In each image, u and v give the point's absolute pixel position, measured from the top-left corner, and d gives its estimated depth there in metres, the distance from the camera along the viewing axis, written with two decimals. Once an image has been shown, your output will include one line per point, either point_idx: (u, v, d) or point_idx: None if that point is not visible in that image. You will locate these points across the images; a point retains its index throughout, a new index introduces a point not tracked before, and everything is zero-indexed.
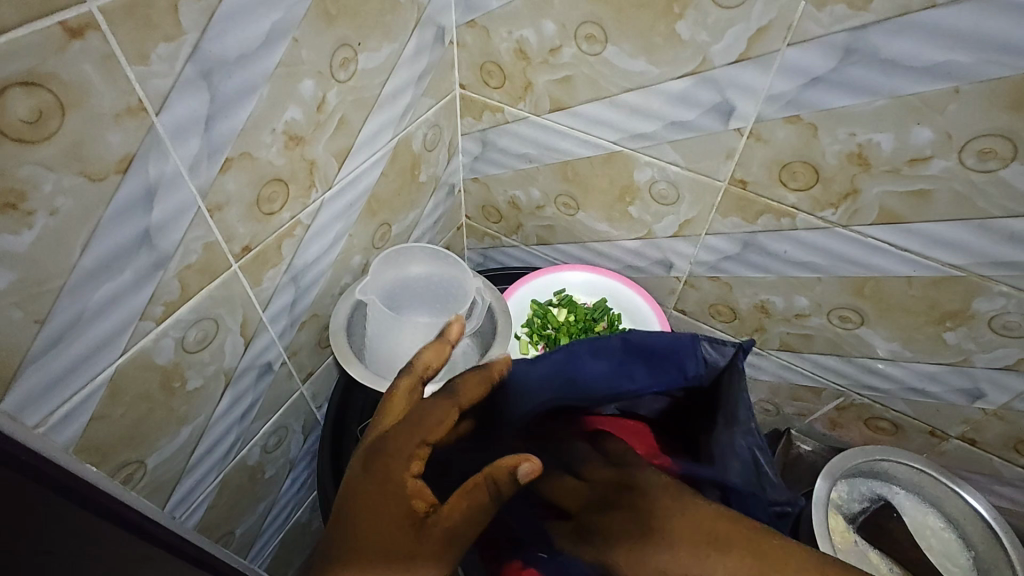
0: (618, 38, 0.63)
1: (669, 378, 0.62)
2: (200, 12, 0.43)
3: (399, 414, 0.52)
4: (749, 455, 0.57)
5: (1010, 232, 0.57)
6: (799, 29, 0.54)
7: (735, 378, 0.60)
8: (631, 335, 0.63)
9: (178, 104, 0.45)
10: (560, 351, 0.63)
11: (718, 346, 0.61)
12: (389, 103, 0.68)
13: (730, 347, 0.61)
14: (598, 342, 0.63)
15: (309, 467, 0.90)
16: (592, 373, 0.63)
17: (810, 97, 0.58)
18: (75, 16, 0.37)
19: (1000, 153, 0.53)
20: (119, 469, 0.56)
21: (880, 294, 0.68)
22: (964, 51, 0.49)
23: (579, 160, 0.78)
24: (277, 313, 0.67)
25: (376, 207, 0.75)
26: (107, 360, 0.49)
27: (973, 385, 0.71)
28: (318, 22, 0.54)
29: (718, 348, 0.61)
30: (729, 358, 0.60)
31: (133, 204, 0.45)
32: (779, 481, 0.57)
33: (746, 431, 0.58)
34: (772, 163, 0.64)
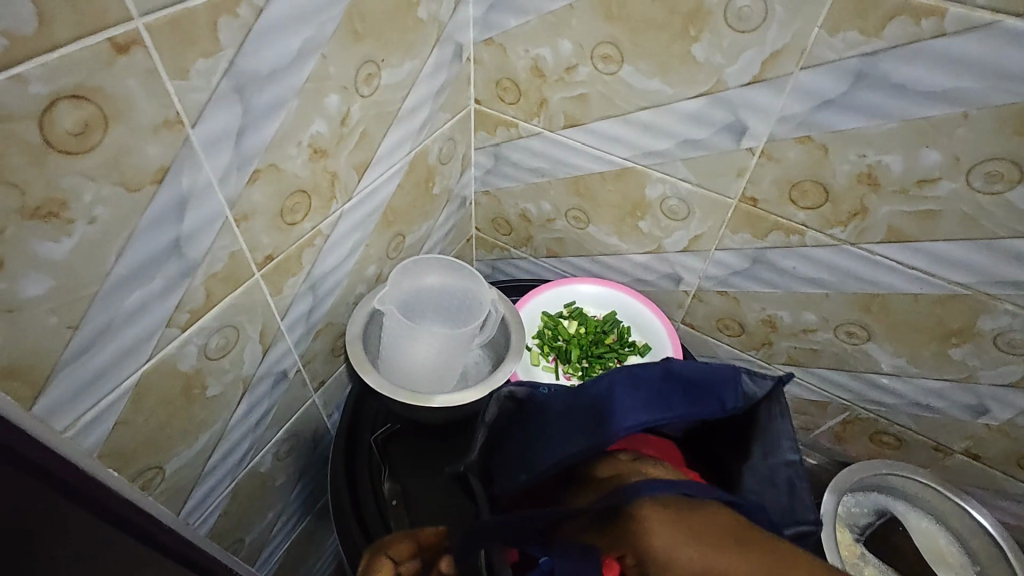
0: (634, 58, 0.65)
1: (712, 409, 0.60)
2: (238, 29, 0.44)
3: None
4: (786, 483, 0.59)
5: (1014, 251, 0.58)
6: (812, 53, 0.56)
7: (776, 411, 0.60)
8: (673, 366, 0.60)
9: (213, 117, 0.46)
10: (600, 381, 0.58)
11: (758, 379, 0.62)
12: (409, 117, 0.70)
13: (770, 379, 0.61)
14: (638, 372, 0.58)
15: (317, 476, 0.90)
16: (634, 404, 0.56)
17: (822, 118, 0.59)
18: (123, 32, 0.38)
19: (1006, 176, 0.54)
20: (138, 475, 0.56)
21: (887, 311, 0.70)
22: (973, 77, 0.51)
23: (591, 175, 0.79)
24: (295, 321, 0.68)
25: (391, 218, 0.76)
26: (133, 366, 0.50)
27: (977, 401, 0.72)
28: (345, 39, 0.55)
29: (759, 381, 0.62)
30: (768, 391, 0.61)
31: (167, 213, 0.46)
32: (812, 503, 0.59)
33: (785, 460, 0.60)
34: (783, 181, 0.65)
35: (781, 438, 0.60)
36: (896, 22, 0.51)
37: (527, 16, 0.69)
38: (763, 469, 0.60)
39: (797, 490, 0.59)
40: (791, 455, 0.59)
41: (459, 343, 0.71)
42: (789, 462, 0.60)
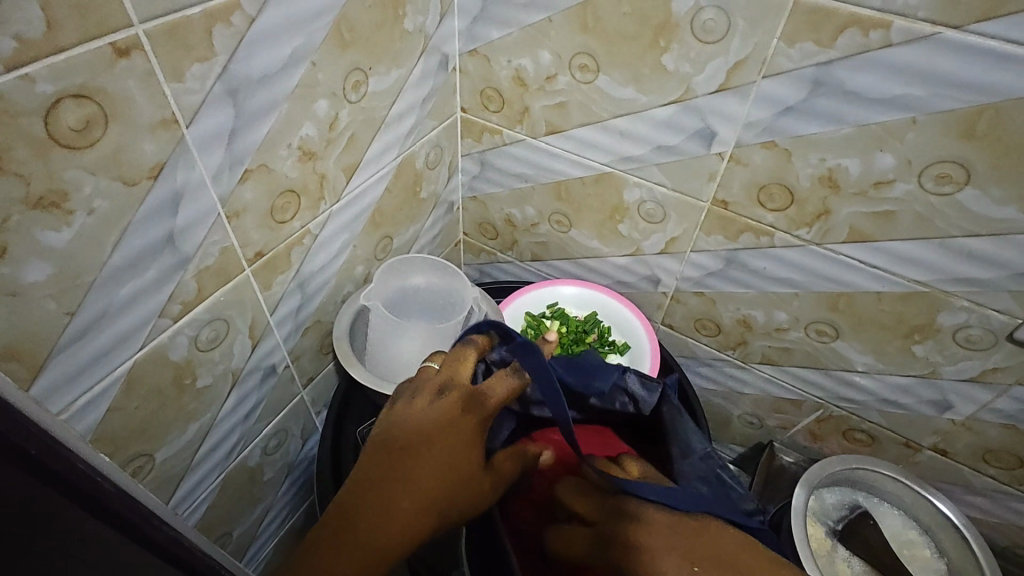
0: (609, 68, 0.69)
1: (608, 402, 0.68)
2: (231, 37, 0.48)
3: (433, 427, 0.55)
4: (714, 475, 0.61)
5: (968, 250, 0.61)
6: (773, 63, 0.59)
7: (675, 411, 0.66)
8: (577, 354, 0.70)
9: (206, 118, 0.49)
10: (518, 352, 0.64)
11: (646, 383, 0.67)
12: (396, 122, 0.73)
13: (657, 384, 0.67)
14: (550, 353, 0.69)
15: (305, 473, 0.92)
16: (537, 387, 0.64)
17: (783, 124, 0.63)
18: (124, 37, 0.41)
19: (955, 178, 0.58)
20: (130, 462, 0.58)
21: (854, 308, 0.73)
22: (920, 85, 0.54)
23: (572, 180, 0.83)
24: (284, 318, 0.71)
25: (379, 220, 0.79)
26: (127, 354, 0.53)
27: (942, 397, 0.74)
28: (334, 48, 0.59)
29: (646, 384, 0.67)
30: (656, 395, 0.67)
31: (161, 208, 0.49)
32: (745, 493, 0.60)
33: (704, 455, 0.62)
34: (751, 185, 0.69)
35: (689, 437, 0.63)
36: (847, 34, 0.54)
37: (509, 28, 0.73)
38: (688, 469, 0.61)
39: (725, 481, 0.60)
40: (703, 447, 0.63)
41: (443, 338, 0.74)
42: (704, 454, 0.62)
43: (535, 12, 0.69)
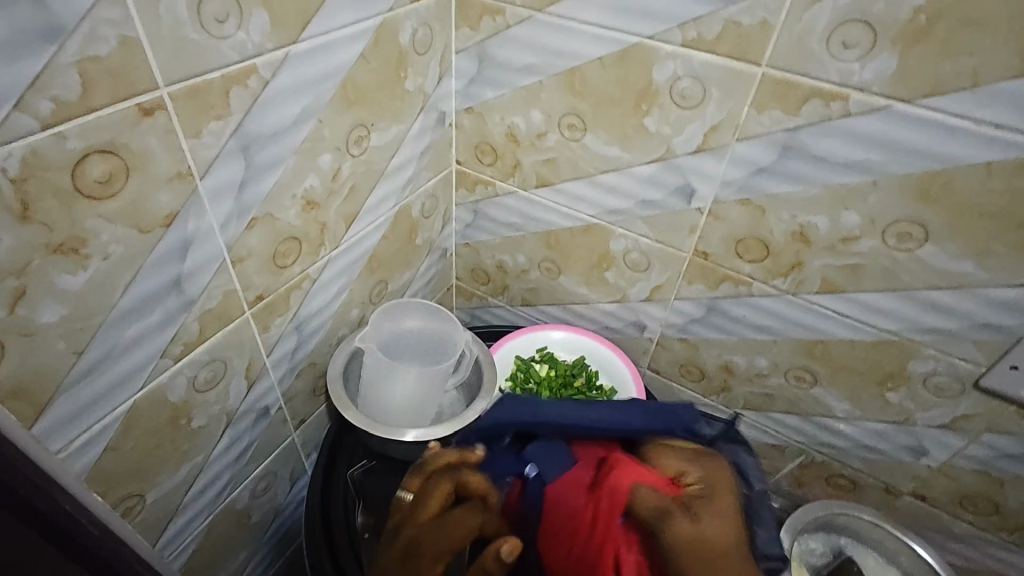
0: (596, 127, 0.74)
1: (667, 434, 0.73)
2: (246, 98, 0.52)
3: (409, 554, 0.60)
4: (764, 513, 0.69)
5: (932, 301, 0.65)
6: (745, 127, 0.65)
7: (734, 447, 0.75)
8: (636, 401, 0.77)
9: (218, 171, 0.52)
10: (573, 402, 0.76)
11: (712, 422, 0.78)
12: (395, 174, 0.77)
13: (720, 424, 0.79)
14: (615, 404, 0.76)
15: (291, 518, 0.92)
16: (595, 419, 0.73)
17: (757, 183, 0.68)
18: (149, 99, 0.45)
19: (914, 235, 0.62)
20: (121, 502, 0.59)
21: (829, 355, 0.76)
22: (878, 151, 0.59)
23: (561, 230, 0.87)
24: (279, 359, 0.72)
25: (375, 265, 0.82)
26: (127, 394, 0.54)
27: (917, 443, 0.77)
28: (339, 106, 0.63)
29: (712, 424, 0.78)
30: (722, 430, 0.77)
31: (171, 254, 0.52)
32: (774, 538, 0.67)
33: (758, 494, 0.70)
34: (729, 238, 0.73)
35: (753, 468, 0.73)
36: (811, 104, 0.60)
37: (503, 89, 0.78)
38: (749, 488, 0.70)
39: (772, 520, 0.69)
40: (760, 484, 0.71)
41: (436, 382, 0.76)
42: (759, 489, 0.71)
43: (528, 76, 0.75)
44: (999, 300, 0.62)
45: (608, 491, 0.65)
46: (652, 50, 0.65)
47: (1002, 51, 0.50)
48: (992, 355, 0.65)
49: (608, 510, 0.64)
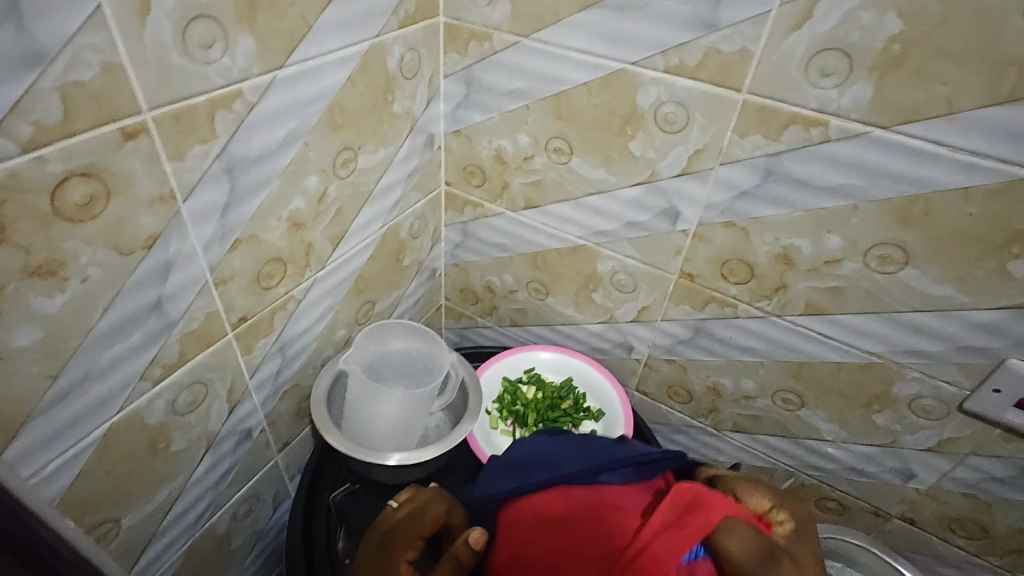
0: (581, 150, 0.75)
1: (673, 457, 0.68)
2: (232, 121, 0.52)
3: (387, 533, 0.61)
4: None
5: (914, 324, 0.65)
6: (727, 152, 0.65)
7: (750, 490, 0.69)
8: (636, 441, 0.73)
9: (201, 194, 0.52)
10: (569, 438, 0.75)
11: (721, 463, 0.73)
12: (382, 196, 0.77)
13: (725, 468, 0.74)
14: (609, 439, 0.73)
15: (273, 542, 0.90)
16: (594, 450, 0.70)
17: (740, 206, 0.68)
18: (132, 122, 0.45)
19: (895, 258, 0.62)
20: (95, 529, 0.57)
21: (815, 377, 0.76)
22: (858, 176, 0.60)
23: (548, 251, 0.87)
24: (262, 381, 0.72)
25: (362, 285, 0.82)
26: (104, 418, 0.53)
27: (905, 466, 0.76)
28: (326, 129, 0.63)
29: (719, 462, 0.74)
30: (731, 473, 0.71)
31: (153, 276, 0.52)
32: None
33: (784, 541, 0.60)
34: (714, 260, 0.74)
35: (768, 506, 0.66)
36: (791, 130, 0.61)
37: (490, 113, 0.79)
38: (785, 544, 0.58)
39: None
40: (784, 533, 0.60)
41: (420, 404, 0.75)
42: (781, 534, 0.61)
43: (514, 100, 0.76)
44: (981, 324, 0.62)
45: (683, 513, 0.55)
46: (636, 76, 0.66)
47: (975, 80, 0.51)
48: (976, 378, 0.65)
49: (680, 535, 0.52)
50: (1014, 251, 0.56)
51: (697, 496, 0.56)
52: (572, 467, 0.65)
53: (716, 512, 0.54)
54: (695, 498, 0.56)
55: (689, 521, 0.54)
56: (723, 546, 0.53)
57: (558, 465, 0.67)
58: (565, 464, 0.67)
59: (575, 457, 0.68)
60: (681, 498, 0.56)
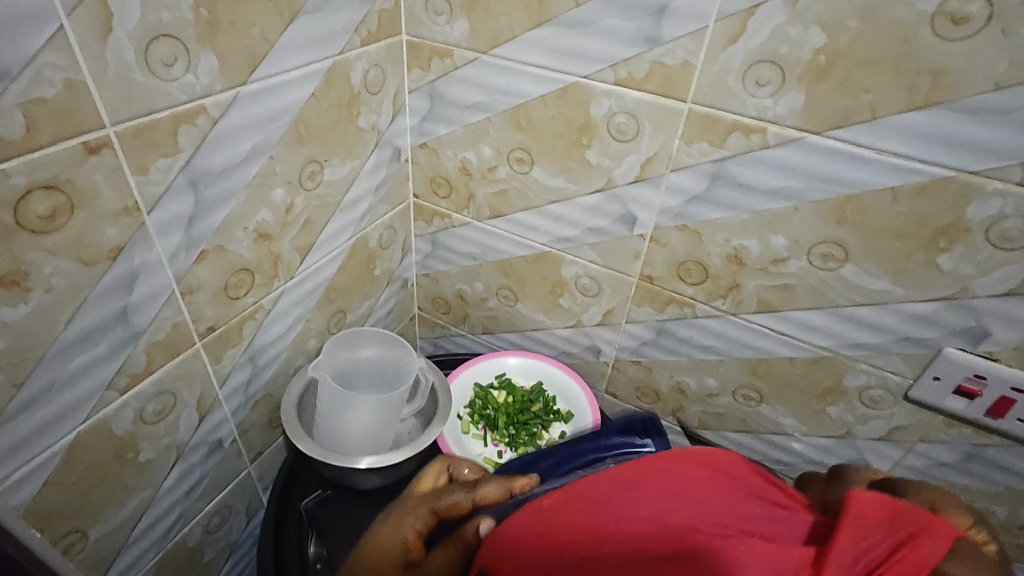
0: (541, 160, 0.78)
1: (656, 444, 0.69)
2: (195, 135, 0.54)
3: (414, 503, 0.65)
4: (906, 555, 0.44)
5: (857, 318, 0.69)
6: (677, 158, 0.69)
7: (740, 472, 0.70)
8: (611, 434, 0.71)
9: (166, 206, 0.54)
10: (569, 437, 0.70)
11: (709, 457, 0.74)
12: (350, 207, 0.80)
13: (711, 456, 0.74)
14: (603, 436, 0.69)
15: (247, 553, 0.90)
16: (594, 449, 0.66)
17: (691, 210, 0.72)
18: (96, 137, 0.47)
19: (836, 255, 0.66)
20: (61, 539, 0.58)
21: (771, 373, 0.79)
22: (796, 179, 0.64)
23: (515, 258, 0.90)
24: (233, 391, 0.73)
25: (332, 295, 0.84)
26: (71, 427, 0.54)
27: (860, 456, 0.79)
28: (291, 143, 0.65)
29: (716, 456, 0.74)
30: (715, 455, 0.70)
31: (118, 286, 0.53)
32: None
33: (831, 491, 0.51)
34: (671, 262, 0.77)
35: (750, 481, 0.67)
36: (733, 137, 0.64)
37: (454, 126, 0.82)
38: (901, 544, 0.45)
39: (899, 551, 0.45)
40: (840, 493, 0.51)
41: (390, 409, 0.76)
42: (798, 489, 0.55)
43: (476, 113, 0.79)
44: (917, 315, 0.65)
45: (890, 539, 0.37)
46: (588, 89, 0.69)
47: (894, 88, 0.55)
48: (917, 368, 0.69)
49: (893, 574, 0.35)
50: (941, 245, 0.60)
51: (897, 516, 0.39)
52: (684, 496, 0.44)
53: (936, 542, 0.37)
54: (892, 515, 0.39)
55: (902, 550, 0.36)
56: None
57: (639, 492, 0.45)
58: (670, 487, 0.45)
59: (679, 483, 0.45)
60: (875, 515, 0.39)
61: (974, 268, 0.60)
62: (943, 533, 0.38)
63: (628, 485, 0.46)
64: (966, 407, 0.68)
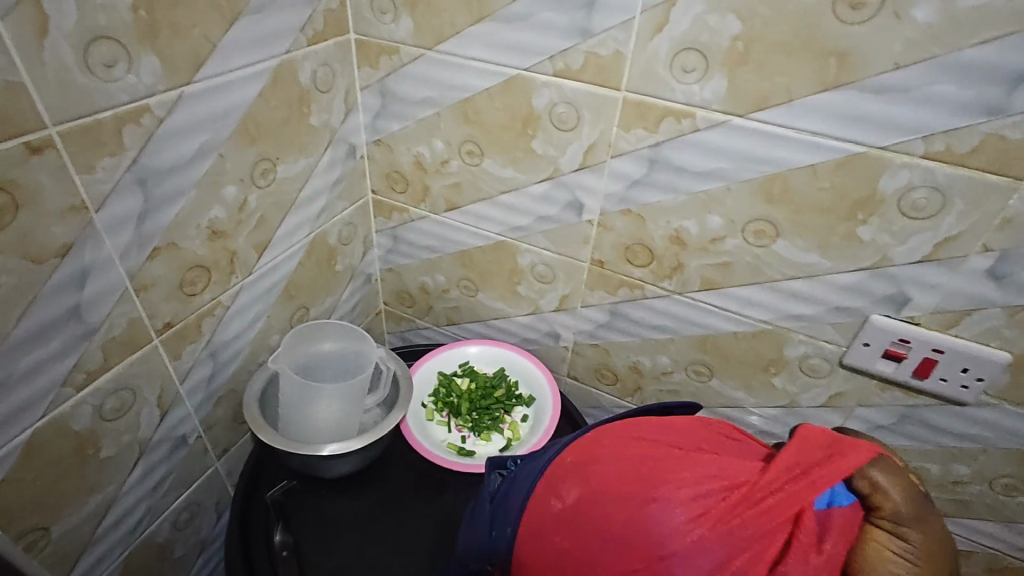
0: (490, 152, 0.81)
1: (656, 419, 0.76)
2: (140, 135, 0.56)
3: None
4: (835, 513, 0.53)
5: (791, 291, 0.73)
6: (616, 145, 0.72)
7: None
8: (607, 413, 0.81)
9: (114, 205, 0.56)
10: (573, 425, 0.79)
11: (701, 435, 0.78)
12: (306, 204, 0.81)
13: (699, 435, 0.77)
14: None
15: (218, 549, 0.91)
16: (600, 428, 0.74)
17: (633, 194, 0.75)
18: (37, 138, 0.48)
19: (768, 232, 0.70)
20: (23, 536, 0.59)
21: (718, 349, 0.83)
22: (725, 160, 0.67)
23: (473, 249, 0.93)
24: (194, 387, 0.74)
25: (293, 291, 0.85)
26: (27, 424, 0.55)
27: (805, 424, 0.83)
28: (241, 141, 0.67)
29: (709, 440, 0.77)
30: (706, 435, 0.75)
31: (68, 284, 0.54)
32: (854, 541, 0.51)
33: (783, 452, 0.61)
34: (619, 246, 0.80)
35: None
36: (665, 122, 0.68)
37: (406, 121, 0.84)
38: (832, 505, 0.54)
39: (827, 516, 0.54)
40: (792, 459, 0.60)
41: (351, 398, 0.78)
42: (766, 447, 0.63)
43: (426, 108, 0.81)
44: (844, 285, 0.69)
45: (826, 451, 0.54)
46: (529, 81, 0.72)
47: (806, 70, 0.58)
48: (849, 336, 0.73)
49: (824, 468, 0.52)
50: (860, 217, 0.64)
51: (834, 442, 0.56)
52: (663, 431, 0.61)
53: (859, 455, 0.53)
54: (833, 441, 0.56)
55: (832, 460, 0.52)
56: (880, 497, 0.51)
57: (642, 425, 0.62)
58: (650, 422, 0.62)
59: (664, 426, 0.62)
60: (816, 439, 0.56)
61: (891, 238, 0.64)
62: (869, 451, 0.53)
63: (627, 423, 0.63)
64: (894, 371, 0.72)
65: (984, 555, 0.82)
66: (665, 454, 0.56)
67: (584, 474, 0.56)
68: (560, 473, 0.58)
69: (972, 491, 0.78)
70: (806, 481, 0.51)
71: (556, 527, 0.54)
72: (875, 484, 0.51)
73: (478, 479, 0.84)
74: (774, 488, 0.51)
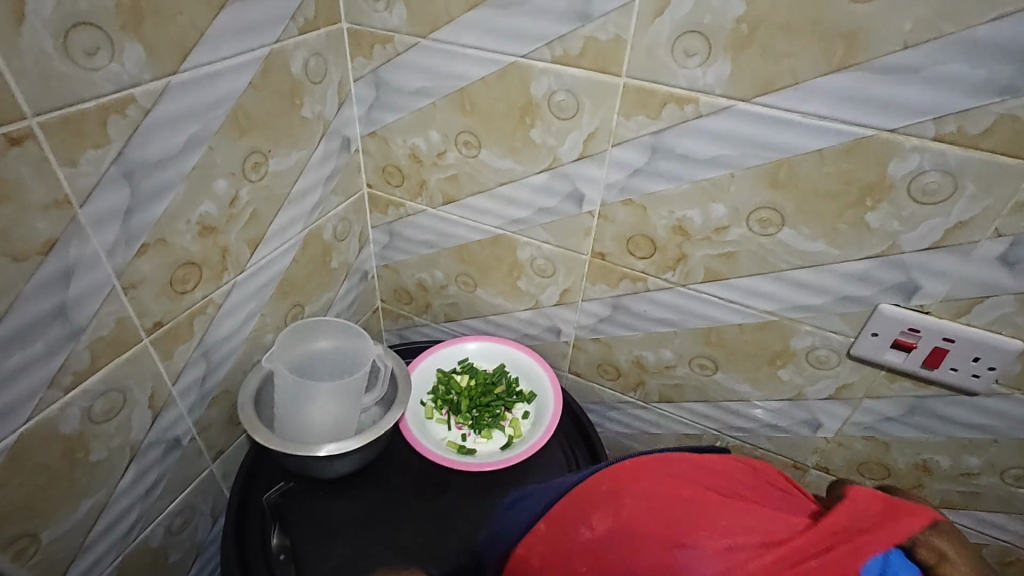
0: (488, 143, 0.79)
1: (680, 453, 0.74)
2: (126, 126, 0.54)
3: None
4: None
5: (797, 280, 0.71)
6: (617, 134, 0.70)
7: None
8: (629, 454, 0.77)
9: (100, 199, 0.54)
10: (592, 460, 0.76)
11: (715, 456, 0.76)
12: (299, 199, 0.79)
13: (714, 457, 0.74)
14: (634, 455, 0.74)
15: (215, 553, 0.89)
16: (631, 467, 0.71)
17: (635, 184, 0.73)
18: (18, 128, 0.46)
19: (773, 221, 0.68)
20: (11, 544, 0.57)
21: (723, 341, 0.81)
22: (729, 146, 0.65)
23: (471, 244, 0.91)
24: (187, 388, 0.72)
25: (287, 288, 0.84)
26: (12, 427, 0.53)
27: (812, 417, 0.82)
28: (231, 133, 0.65)
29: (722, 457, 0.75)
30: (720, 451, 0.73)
31: (53, 281, 0.52)
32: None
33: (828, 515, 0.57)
34: (620, 237, 0.78)
35: None
36: (667, 109, 0.66)
37: (401, 113, 0.82)
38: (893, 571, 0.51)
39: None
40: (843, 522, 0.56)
41: (349, 396, 0.76)
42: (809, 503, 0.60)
43: (421, 99, 0.79)
44: (851, 274, 0.68)
45: (877, 518, 0.51)
46: (527, 68, 0.70)
47: (813, 50, 0.56)
48: (857, 326, 0.71)
49: (876, 536, 0.48)
50: (869, 203, 0.62)
51: (888, 506, 0.52)
52: (699, 470, 0.59)
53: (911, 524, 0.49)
54: (886, 507, 0.52)
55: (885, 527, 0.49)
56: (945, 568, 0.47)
57: (681, 460, 0.60)
58: (688, 457, 0.61)
59: (701, 463, 0.60)
60: (868, 504, 0.53)
61: (900, 224, 0.62)
62: (924, 520, 0.50)
63: (671, 457, 0.60)
64: (904, 361, 0.70)
65: (994, 547, 0.81)
66: (705, 497, 0.53)
67: (615, 505, 0.55)
68: (591, 500, 0.57)
69: (983, 483, 0.76)
70: (853, 545, 0.47)
71: (581, 555, 0.53)
72: (940, 553, 0.48)
73: (480, 479, 0.82)
74: (816, 549, 0.48)
